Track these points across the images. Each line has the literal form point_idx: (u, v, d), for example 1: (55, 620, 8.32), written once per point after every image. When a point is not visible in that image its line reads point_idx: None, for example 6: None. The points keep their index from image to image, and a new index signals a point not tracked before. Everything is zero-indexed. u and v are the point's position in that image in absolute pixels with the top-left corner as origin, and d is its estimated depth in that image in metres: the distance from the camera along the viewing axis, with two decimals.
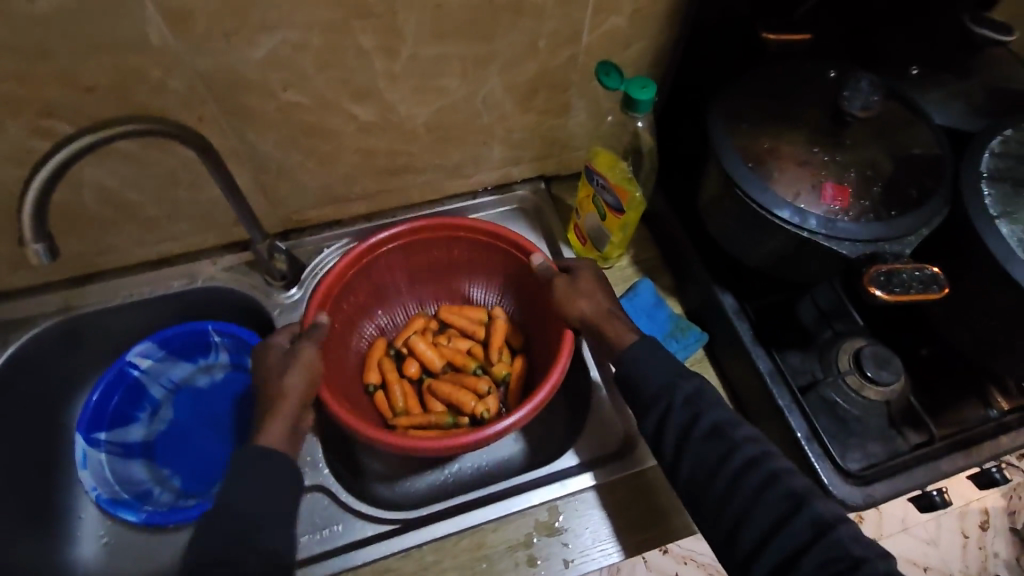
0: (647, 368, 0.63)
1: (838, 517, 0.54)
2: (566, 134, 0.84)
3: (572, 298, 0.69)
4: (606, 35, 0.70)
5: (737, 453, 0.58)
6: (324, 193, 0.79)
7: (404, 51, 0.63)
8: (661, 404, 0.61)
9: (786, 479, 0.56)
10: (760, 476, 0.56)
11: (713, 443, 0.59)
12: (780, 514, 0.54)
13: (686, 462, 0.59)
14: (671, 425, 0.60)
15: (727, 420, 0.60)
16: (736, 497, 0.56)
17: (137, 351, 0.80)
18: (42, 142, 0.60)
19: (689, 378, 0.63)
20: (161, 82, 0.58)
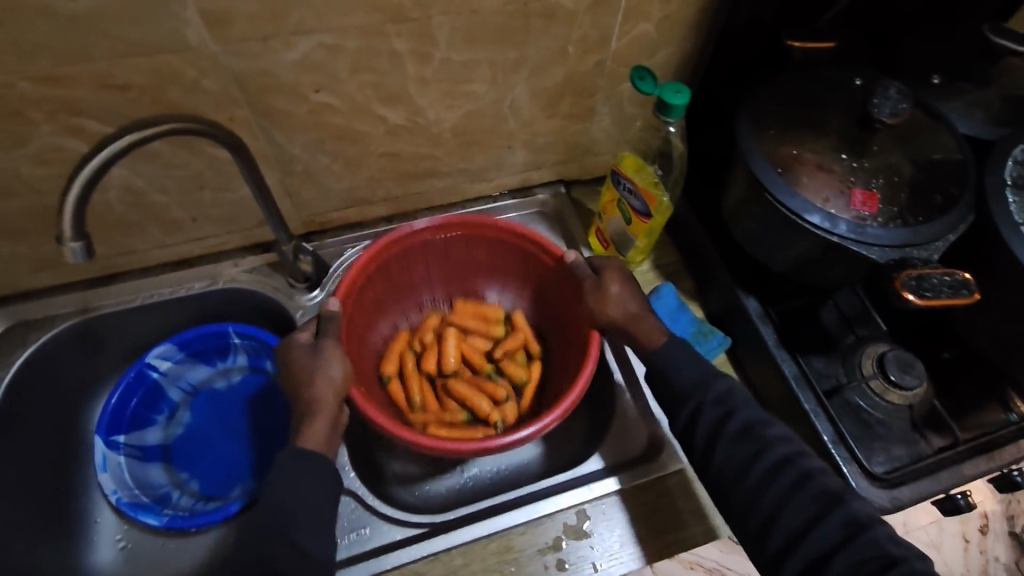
0: (675, 365, 0.64)
1: (872, 517, 0.54)
2: (588, 139, 0.84)
3: (601, 300, 0.69)
4: (634, 40, 0.71)
5: (770, 450, 0.58)
6: (348, 195, 0.78)
7: (436, 55, 0.63)
8: (692, 401, 0.61)
9: (820, 477, 0.57)
10: (792, 476, 0.57)
11: (744, 442, 0.59)
12: (811, 515, 0.55)
13: (719, 454, 0.60)
14: (701, 423, 0.61)
15: (760, 418, 0.61)
16: (766, 496, 0.57)
17: (156, 353, 0.79)
18: (72, 142, 0.59)
19: (719, 378, 0.63)
20: (194, 83, 0.58)
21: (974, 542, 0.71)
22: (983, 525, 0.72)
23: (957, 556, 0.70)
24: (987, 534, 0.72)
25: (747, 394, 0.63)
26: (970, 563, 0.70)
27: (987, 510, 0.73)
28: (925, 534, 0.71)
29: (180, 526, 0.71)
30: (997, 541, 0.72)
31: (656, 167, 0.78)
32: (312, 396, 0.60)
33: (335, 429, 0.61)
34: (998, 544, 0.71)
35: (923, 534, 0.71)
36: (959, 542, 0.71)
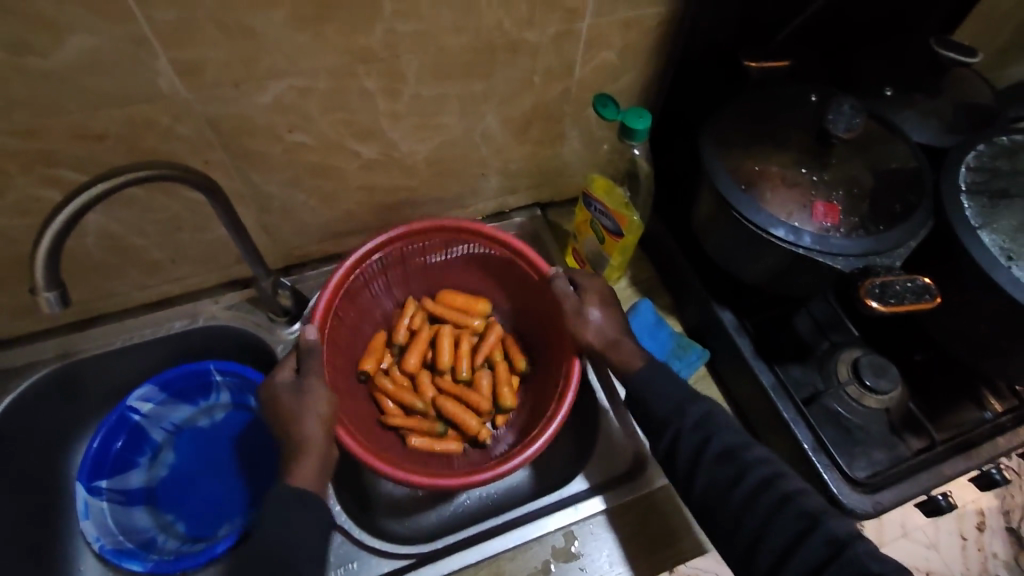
0: (657, 389, 0.64)
1: (855, 532, 0.55)
2: (560, 163, 0.87)
3: (582, 324, 0.69)
4: (597, 68, 0.73)
5: (750, 473, 0.59)
6: (326, 229, 0.79)
7: (406, 90, 0.65)
8: (672, 426, 0.63)
9: (801, 495, 0.57)
10: (774, 495, 0.57)
11: (726, 463, 0.60)
12: (794, 535, 0.55)
13: (700, 476, 0.60)
14: (683, 446, 0.62)
15: (739, 442, 0.61)
16: (752, 515, 0.57)
17: (137, 395, 0.79)
18: (48, 192, 0.60)
19: (697, 401, 0.64)
20: (168, 129, 0.59)
21: (973, 539, 0.72)
22: (979, 522, 0.73)
23: (955, 553, 0.71)
24: (984, 531, 0.73)
25: (727, 417, 0.64)
26: (969, 559, 0.71)
27: (983, 507, 0.74)
28: (924, 535, 0.72)
29: (164, 570, 0.70)
30: (994, 537, 0.73)
31: (625, 188, 0.81)
32: (301, 436, 0.60)
33: (326, 466, 0.61)
34: (995, 540, 0.72)
35: (922, 535, 0.72)
36: (957, 540, 0.72)
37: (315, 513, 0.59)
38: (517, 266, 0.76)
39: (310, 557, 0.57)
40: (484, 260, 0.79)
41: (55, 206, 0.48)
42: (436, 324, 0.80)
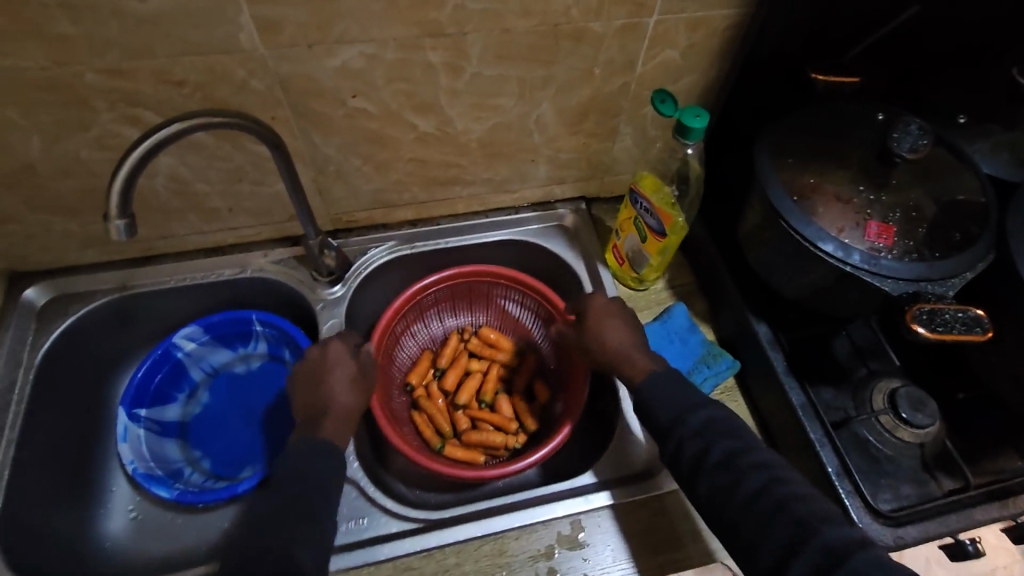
0: (657, 402, 0.65)
1: (852, 542, 0.51)
2: (610, 158, 0.87)
3: (598, 332, 0.74)
4: (659, 66, 0.73)
5: (749, 479, 0.57)
6: (375, 197, 0.82)
7: (468, 68, 0.67)
8: (674, 435, 0.62)
9: (794, 504, 0.55)
10: (773, 501, 0.55)
11: (728, 470, 0.59)
12: (788, 545, 0.53)
13: (704, 482, 0.59)
14: (686, 451, 0.61)
15: (740, 446, 0.60)
16: (750, 522, 0.55)
17: (182, 334, 0.83)
18: (129, 131, 0.63)
19: (701, 408, 0.63)
20: (242, 82, 0.62)
21: None
22: None
23: None
24: None
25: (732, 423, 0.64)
26: None
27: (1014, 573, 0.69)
28: None
29: (186, 500, 0.73)
30: None
31: (675, 188, 0.80)
32: (339, 406, 0.68)
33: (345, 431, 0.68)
34: None
35: None
36: None
37: (331, 463, 0.63)
38: (543, 306, 0.87)
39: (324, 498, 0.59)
40: (516, 311, 0.92)
41: (125, 151, 0.51)
42: (475, 354, 0.92)
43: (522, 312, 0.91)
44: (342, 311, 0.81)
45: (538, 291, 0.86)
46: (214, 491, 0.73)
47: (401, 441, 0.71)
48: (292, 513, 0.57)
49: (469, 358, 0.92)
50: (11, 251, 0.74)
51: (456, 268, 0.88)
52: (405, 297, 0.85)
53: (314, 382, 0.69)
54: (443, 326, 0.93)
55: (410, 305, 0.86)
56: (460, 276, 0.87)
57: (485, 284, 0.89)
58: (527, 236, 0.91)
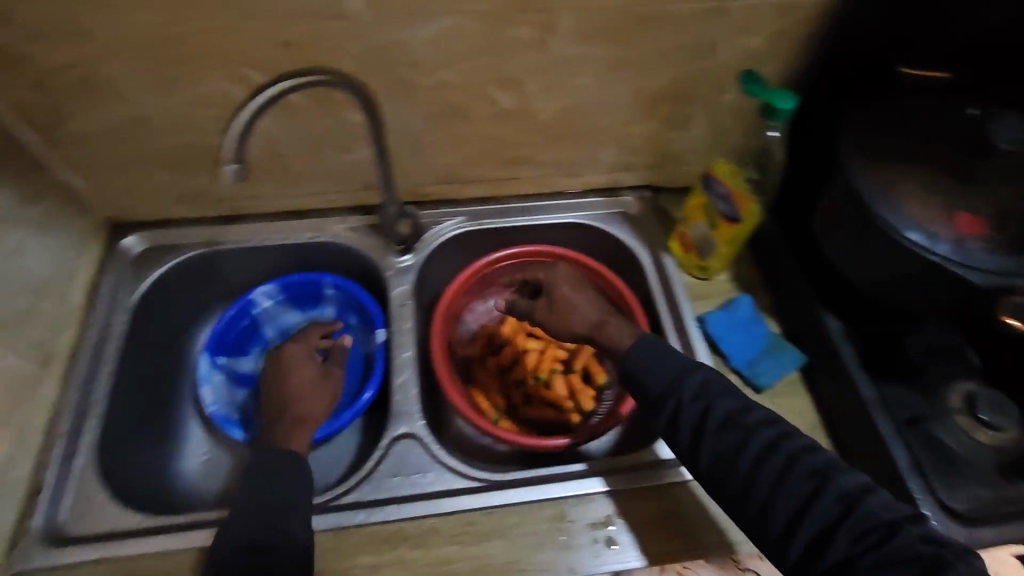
0: (647, 373, 0.66)
1: (863, 487, 0.55)
2: (681, 147, 0.87)
3: (561, 320, 0.76)
4: (741, 52, 0.74)
5: (756, 437, 0.59)
6: (449, 172, 0.84)
7: (553, 45, 0.68)
8: (670, 402, 0.64)
9: (807, 456, 0.58)
10: (783, 458, 0.57)
11: (730, 431, 0.60)
12: (803, 497, 0.55)
13: (706, 450, 0.61)
14: (683, 419, 0.63)
15: (737, 407, 0.62)
16: (762, 481, 0.57)
17: (261, 291, 0.87)
18: (235, 90, 0.66)
19: (693, 372, 0.65)
20: (343, 48, 0.65)
21: None
22: None
23: None
24: None
25: None
26: None
27: None
28: None
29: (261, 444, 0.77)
30: None
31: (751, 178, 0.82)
32: (297, 412, 0.73)
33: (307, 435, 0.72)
34: None
35: None
36: None
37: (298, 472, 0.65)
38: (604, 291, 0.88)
39: (287, 514, 0.60)
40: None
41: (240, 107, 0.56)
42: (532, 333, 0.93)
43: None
44: (412, 279, 0.84)
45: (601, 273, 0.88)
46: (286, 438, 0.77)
47: (467, 408, 0.75)
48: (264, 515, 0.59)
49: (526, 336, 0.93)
50: (115, 200, 0.79)
51: (523, 246, 0.90)
52: (471, 271, 0.87)
53: (277, 386, 0.76)
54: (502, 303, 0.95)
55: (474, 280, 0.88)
56: (526, 255, 0.88)
57: (548, 264, 0.91)
58: (592, 220, 0.92)
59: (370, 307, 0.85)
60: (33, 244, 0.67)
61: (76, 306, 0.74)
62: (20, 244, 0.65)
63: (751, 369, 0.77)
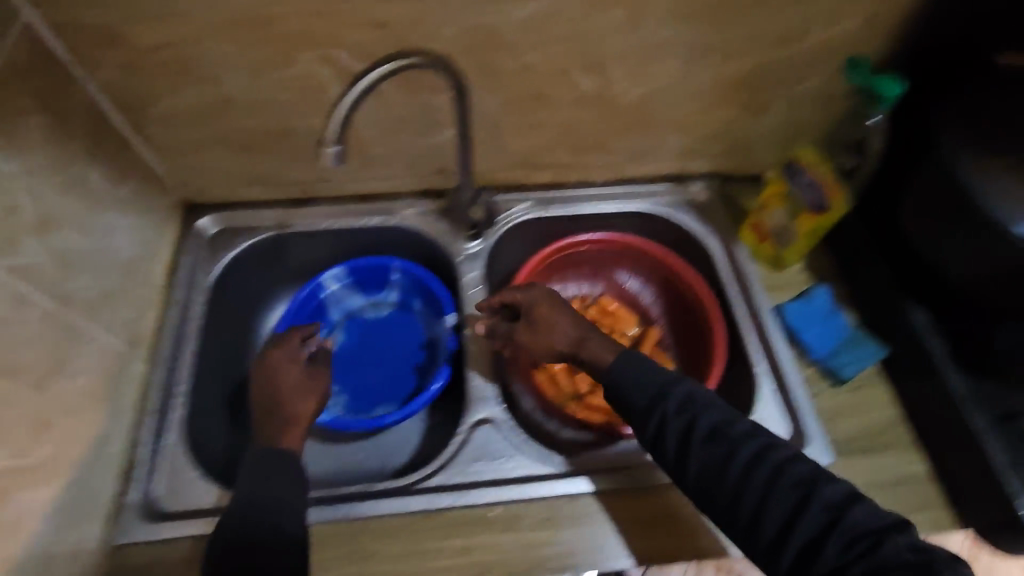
0: (628, 387, 0.62)
1: (851, 496, 0.52)
2: (757, 135, 0.85)
3: (544, 334, 0.69)
4: (833, 36, 0.71)
5: (744, 445, 0.56)
6: (520, 157, 0.83)
7: (643, 28, 0.66)
8: (655, 416, 0.59)
9: (793, 465, 0.54)
10: (769, 468, 0.54)
11: (716, 442, 0.57)
12: (793, 508, 0.52)
13: (694, 461, 0.57)
14: (668, 432, 0.58)
15: (726, 416, 0.58)
16: (752, 490, 0.54)
17: (329, 274, 0.87)
18: (321, 72, 0.65)
19: (678, 382, 0.61)
20: (433, 31, 0.63)
21: None
22: None
23: None
24: None
25: None
26: None
27: None
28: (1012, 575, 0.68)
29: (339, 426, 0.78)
30: None
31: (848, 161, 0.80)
32: (291, 411, 0.67)
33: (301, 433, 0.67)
34: None
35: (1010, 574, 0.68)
36: None
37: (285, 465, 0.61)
38: (671, 281, 0.88)
39: (282, 505, 0.57)
40: (635, 285, 0.94)
41: (340, 93, 0.55)
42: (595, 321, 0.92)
43: (642, 287, 0.93)
44: (482, 265, 0.83)
45: (670, 262, 0.87)
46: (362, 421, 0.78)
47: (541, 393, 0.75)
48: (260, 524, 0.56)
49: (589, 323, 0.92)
50: (190, 182, 0.78)
51: (591, 233, 0.89)
52: (540, 257, 0.86)
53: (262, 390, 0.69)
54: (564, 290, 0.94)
55: (541, 266, 0.87)
56: (593, 242, 0.87)
57: (614, 252, 0.90)
58: (659, 208, 0.90)
59: (438, 292, 0.85)
60: (120, 225, 0.67)
61: (157, 287, 0.74)
62: (110, 225, 0.65)
63: (832, 362, 0.76)
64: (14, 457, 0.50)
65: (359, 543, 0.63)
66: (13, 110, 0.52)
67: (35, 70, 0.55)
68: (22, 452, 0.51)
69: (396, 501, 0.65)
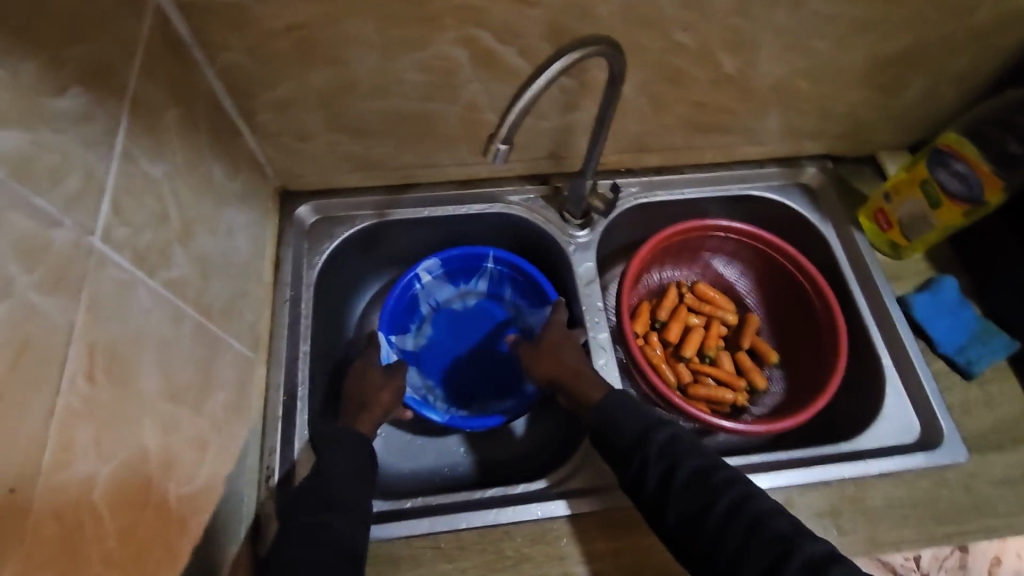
0: (619, 421, 0.63)
1: (830, 556, 0.52)
2: (885, 116, 0.80)
3: (537, 363, 0.72)
4: (998, 14, 0.66)
5: (721, 497, 0.56)
6: (637, 140, 0.78)
7: (810, 4, 0.61)
8: (637, 457, 0.60)
9: (773, 521, 0.54)
10: (747, 523, 0.54)
11: (695, 491, 0.57)
12: (767, 565, 0.52)
13: (672, 507, 0.57)
14: (649, 475, 0.59)
15: (707, 464, 0.59)
16: (730, 541, 0.54)
17: (423, 266, 0.80)
18: (459, 53, 0.60)
19: (661, 428, 0.62)
20: (590, 9, 0.58)
21: None
22: None
23: None
24: None
25: None
26: None
27: None
28: None
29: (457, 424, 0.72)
30: None
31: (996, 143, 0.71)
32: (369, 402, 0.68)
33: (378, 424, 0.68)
34: None
35: None
36: None
37: (358, 447, 0.61)
38: (785, 267, 0.84)
39: (351, 478, 0.58)
40: (731, 272, 0.90)
41: (517, 85, 0.50)
42: (695, 310, 0.87)
43: (741, 274, 0.90)
44: (594, 256, 0.78)
45: (784, 250, 0.83)
46: (478, 419, 0.72)
47: (665, 388, 0.72)
48: (313, 501, 0.56)
49: (688, 311, 0.87)
50: (291, 167, 0.73)
51: (702, 218, 0.84)
52: (651, 244, 0.81)
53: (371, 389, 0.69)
54: (662, 275, 0.89)
55: (648, 252, 0.81)
56: (701, 228, 0.83)
57: (723, 237, 0.85)
58: (769, 192, 0.86)
59: (540, 283, 0.80)
60: (239, 222, 0.63)
61: (266, 283, 0.70)
62: (232, 224, 0.61)
63: (961, 355, 0.74)
64: (186, 482, 0.48)
65: (505, 550, 0.61)
66: (155, 107, 0.48)
67: (167, 58, 0.51)
68: (189, 478, 0.48)
69: (539, 509, 0.63)
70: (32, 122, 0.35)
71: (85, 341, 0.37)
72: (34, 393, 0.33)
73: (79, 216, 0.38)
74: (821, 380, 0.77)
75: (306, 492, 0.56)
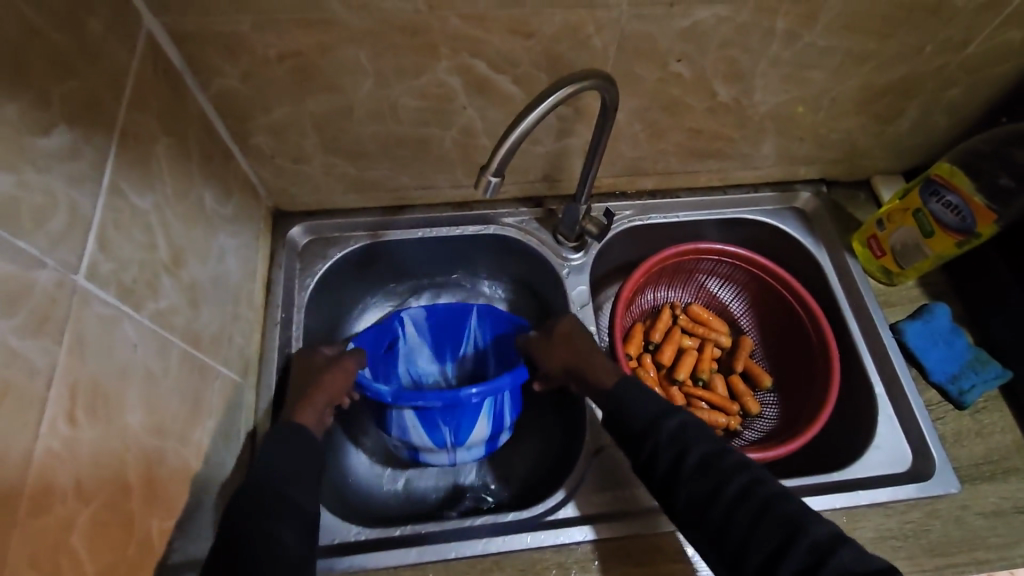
0: (631, 407, 0.62)
1: (838, 538, 0.51)
2: (880, 144, 0.80)
3: (551, 351, 0.70)
4: (993, 48, 0.66)
5: (731, 481, 0.55)
6: (632, 164, 0.78)
7: (805, 37, 0.61)
8: (650, 439, 0.59)
9: (783, 503, 0.54)
10: (757, 502, 0.53)
11: (704, 475, 0.56)
12: (776, 546, 0.51)
13: (683, 489, 0.56)
14: (660, 459, 0.58)
15: (714, 450, 0.57)
16: (738, 524, 0.53)
17: (410, 314, 0.76)
18: (454, 81, 0.60)
19: (674, 413, 0.61)
20: (586, 39, 0.58)
21: None
22: None
23: None
24: None
25: None
26: None
27: None
28: None
29: (405, 399, 0.62)
30: None
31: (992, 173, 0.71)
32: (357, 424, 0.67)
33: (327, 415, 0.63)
34: None
35: None
36: None
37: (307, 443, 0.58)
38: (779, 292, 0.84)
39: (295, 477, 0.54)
40: (726, 293, 0.90)
41: (513, 115, 0.50)
42: (689, 332, 0.87)
43: (736, 297, 0.90)
44: (588, 279, 0.78)
45: (778, 277, 0.83)
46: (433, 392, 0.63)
47: None
48: (260, 502, 0.51)
49: (682, 332, 0.87)
50: (284, 189, 0.72)
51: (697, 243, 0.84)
52: (643, 268, 0.80)
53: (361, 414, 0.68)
54: (656, 297, 0.88)
55: (642, 274, 0.80)
56: (696, 252, 0.83)
57: (716, 261, 0.85)
58: (763, 216, 0.86)
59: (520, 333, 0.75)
60: (229, 245, 0.63)
61: (258, 305, 0.69)
62: (223, 248, 0.61)
63: (954, 384, 0.74)
64: (169, 514, 0.47)
65: None
66: (145, 138, 0.48)
67: (159, 88, 0.50)
68: (173, 510, 0.48)
69: (530, 537, 0.63)
70: (18, 164, 0.35)
71: (67, 381, 0.37)
72: (14, 441, 0.32)
73: (63, 255, 0.37)
74: (813, 408, 0.77)
75: (283, 482, 0.53)
